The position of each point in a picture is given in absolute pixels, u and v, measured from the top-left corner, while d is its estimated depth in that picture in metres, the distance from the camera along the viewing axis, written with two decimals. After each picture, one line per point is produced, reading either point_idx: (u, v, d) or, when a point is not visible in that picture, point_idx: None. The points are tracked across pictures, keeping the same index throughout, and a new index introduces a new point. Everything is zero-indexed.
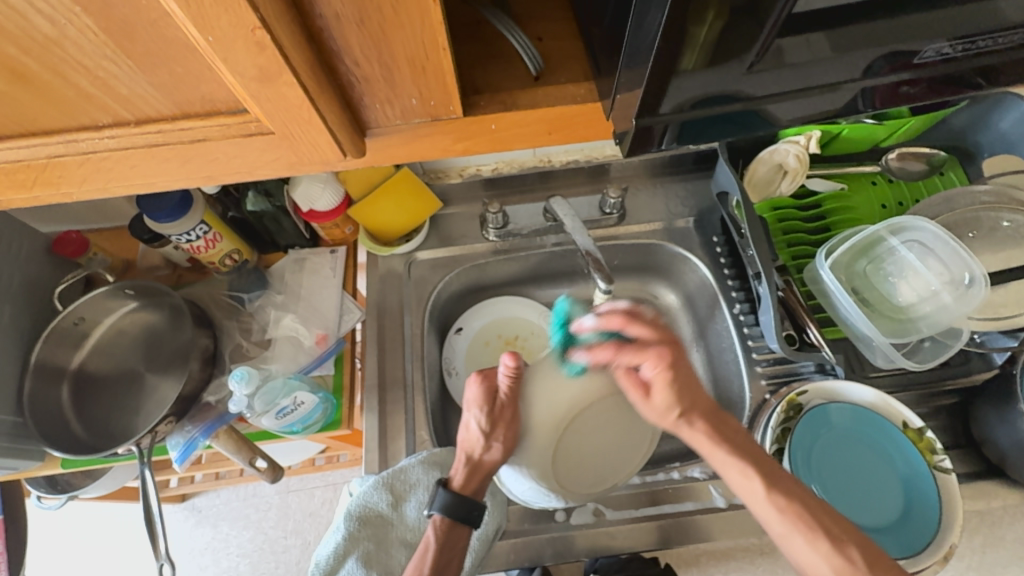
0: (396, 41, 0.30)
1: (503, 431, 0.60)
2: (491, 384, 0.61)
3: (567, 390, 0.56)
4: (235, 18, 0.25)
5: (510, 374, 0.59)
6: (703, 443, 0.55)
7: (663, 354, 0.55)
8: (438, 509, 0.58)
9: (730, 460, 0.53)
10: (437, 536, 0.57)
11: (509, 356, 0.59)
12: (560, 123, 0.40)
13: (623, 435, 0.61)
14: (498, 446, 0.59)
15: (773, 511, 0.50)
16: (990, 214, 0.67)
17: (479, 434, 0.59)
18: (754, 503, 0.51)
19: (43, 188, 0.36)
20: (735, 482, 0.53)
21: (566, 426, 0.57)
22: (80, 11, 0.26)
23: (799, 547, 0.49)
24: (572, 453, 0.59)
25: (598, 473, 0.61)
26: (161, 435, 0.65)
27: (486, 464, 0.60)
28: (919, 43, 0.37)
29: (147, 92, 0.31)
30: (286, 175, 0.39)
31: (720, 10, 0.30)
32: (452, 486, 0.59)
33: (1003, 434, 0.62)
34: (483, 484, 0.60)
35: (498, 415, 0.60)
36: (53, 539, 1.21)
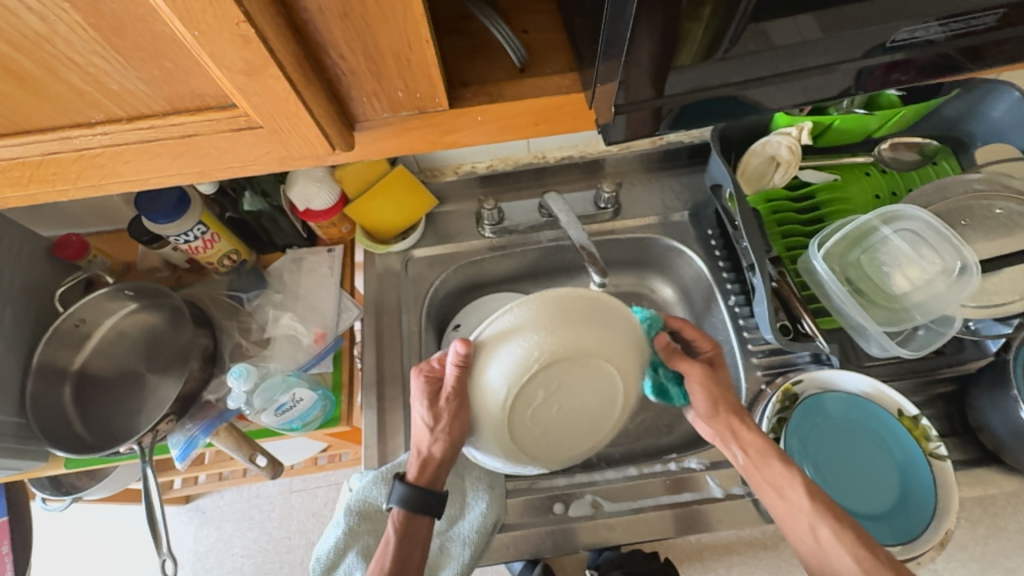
0: (380, 33, 0.30)
1: (448, 424, 0.56)
2: (433, 374, 0.58)
3: (511, 373, 0.50)
4: (219, 11, 0.26)
5: (457, 364, 0.51)
6: (733, 436, 0.59)
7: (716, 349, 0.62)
8: (396, 503, 0.57)
9: (767, 448, 0.57)
10: (396, 528, 0.57)
11: (460, 343, 0.51)
12: (547, 114, 0.40)
13: (591, 398, 0.55)
14: (444, 439, 0.56)
15: (807, 499, 0.53)
16: (983, 202, 0.67)
17: (424, 428, 0.57)
18: (789, 491, 0.54)
19: (38, 185, 0.37)
20: (766, 483, 0.56)
21: (521, 407, 0.53)
22: (69, 7, 0.26)
23: (825, 536, 0.51)
24: (537, 427, 0.55)
25: (570, 437, 0.58)
26: (163, 433, 0.66)
27: (437, 457, 0.58)
28: (903, 24, 0.37)
29: (137, 87, 0.32)
30: (277, 169, 0.40)
31: (715, 8, 0.32)
32: (408, 480, 0.58)
33: (999, 420, 0.62)
34: (437, 475, 0.59)
35: (440, 411, 0.56)
36: (59, 540, 1.22)
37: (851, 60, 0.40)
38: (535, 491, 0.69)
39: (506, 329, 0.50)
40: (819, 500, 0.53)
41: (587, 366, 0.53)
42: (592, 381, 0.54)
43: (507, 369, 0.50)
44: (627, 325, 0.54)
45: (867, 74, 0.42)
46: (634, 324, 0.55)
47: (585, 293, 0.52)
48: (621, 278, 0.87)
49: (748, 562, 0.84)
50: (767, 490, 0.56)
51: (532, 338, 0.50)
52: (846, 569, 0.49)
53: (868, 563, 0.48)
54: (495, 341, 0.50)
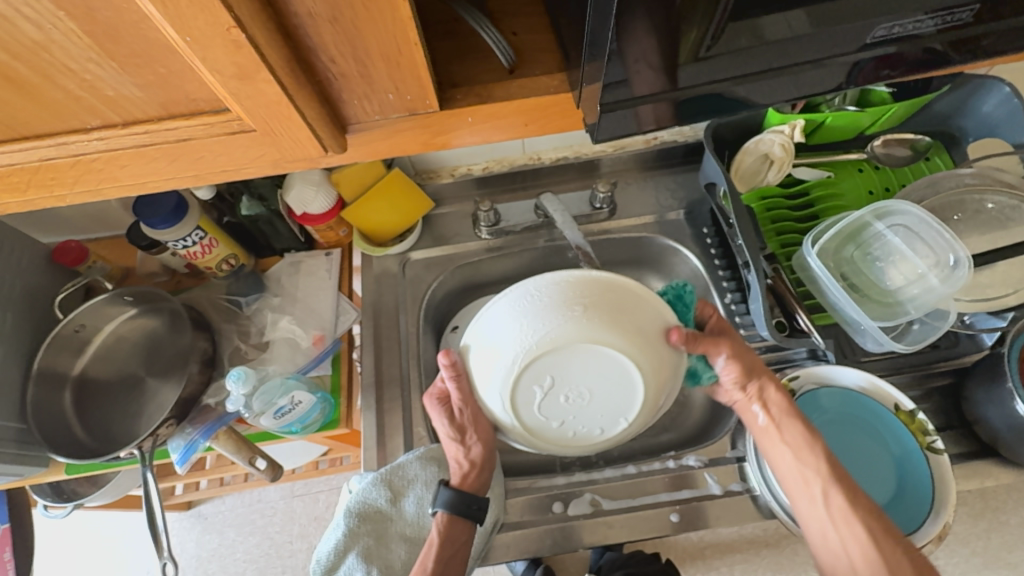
0: (369, 36, 0.31)
1: (474, 432, 0.59)
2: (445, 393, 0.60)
3: (495, 372, 0.50)
4: (211, 17, 0.26)
5: (450, 375, 0.54)
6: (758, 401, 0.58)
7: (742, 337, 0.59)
8: (442, 506, 0.59)
9: (790, 414, 0.57)
10: (440, 531, 0.58)
11: (443, 355, 0.54)
12: (536, 114, 0.41)
13: (601, 382, 0.50)
14: (477, 444, 0.60)
15: (824, 465, 0.54)
16: (975, 196, 0.68)
17: (454, 442, 0.60)
18: (807, 456, 0.55)
19: (36, 191, 0.37)
20: (782, 448, 0.57)
21: (520, 404, 0.51)
22: (64, 15, 0.27)
23: (836, 501, 0.53)
24: (555, 420, 0.52)
25: (609, 421, 0.52)
26: (163, 437, 0.66)
27: (476, 461, 0.60)
28: (892, 18, 0.37)
29: (132, 92, 0.32)
30: (271, 172, 0.40)
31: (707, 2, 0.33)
32: (453, 485, 0.60)
33: (994, 413, 0.62)
34: (482, 479, 0.61)
35: (461, 420, 0.59)
36: (61, 548, 1.22)
37: (844, 55, 0.40)
38: (536, 490, 0.69)
39: (482, 327, 0.51)
40: (836, 468, 0.54)
41: (576, 353, 0.48)
42: (595, 367, 0.49)
43: (492, 372, 0.50)
44: (607, 295, 0.48)
45: (858, 70, 0.42)
46: (620, 290, 0.49)
47: (546, 279, 0.50)
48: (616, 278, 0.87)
49: (750, 561, 0.83)
50: (785, 451, 0.56)
51: (505, 334, 0.49)
52: (856, 535, 0.51)
53: (878, 535, 0.51)
54: (478, 345, 0.52)
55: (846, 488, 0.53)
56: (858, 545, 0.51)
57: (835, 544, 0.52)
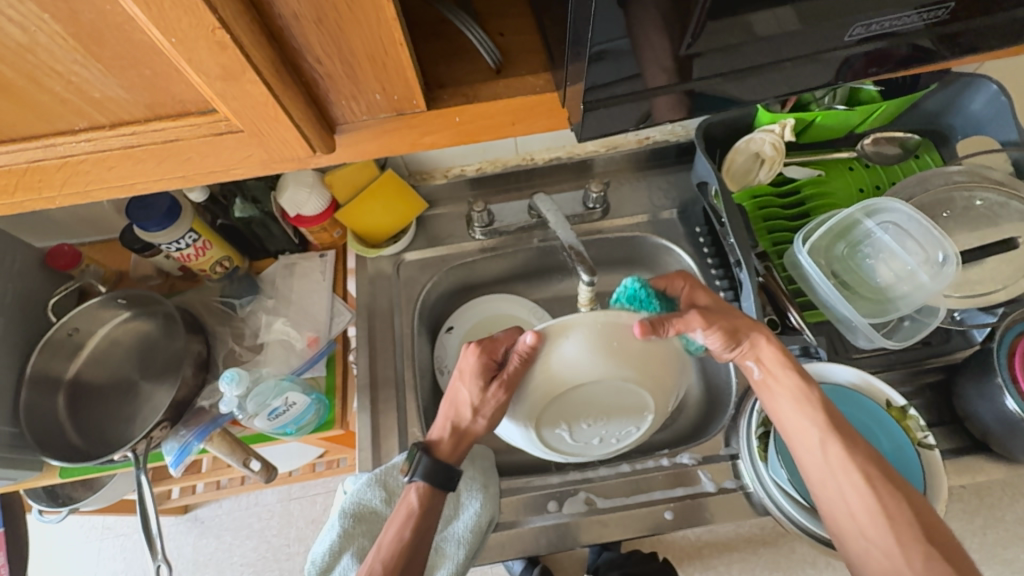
0: (354, 37, 0.31)
1: (491, 407, 0.58)
2: (491, 358, 0.59)
3: (536, 399, 0.55)
4: (195, 19, 0.27)
5: (523, 353, 0.52)
6: (752, 355, 0.58)
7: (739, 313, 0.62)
8: (420, 477, 0.58)
9: (785, 368, 0.57)
10: (419, 501, 0.58)
11: (532, 335, 0.51)
12: (523, 113, 0.41)
13: (603, 402, 0.57)
14: (483, 421, 0.59)
15: (820, 415, 0.54)
16: (964, 193, 0.68)
17: (467, 405, 0.59)
18: (802, 407, 0.55)
19: (24, 193, 0.37)
20: (781, 400, 0.57)
21: (547, 421, 0.58)
22: (49, 18, 0.27)
23: (835, 451, 0.53)
24: (592, 438, 0.62)
25: (614, 431, 0.62)
26: (157, 441, 0.67)
27: (469, 433, 0.60)
28: (881, 13, 0.38)
29: (118, 94, 0.33)
30: (261, 172, 0.40)
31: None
32: (434, 454, 0.60)
33: (985, 408, 0.62)
34: (464, 453, 0.61)
35: (489, 392, 0.57)
36: (56, 554, 1.22)
37: (834, 49, 0.41)
38: (531, 489, 0.69)
39: (528, 360, 0.54)
40: (832, 420, 0.54)
41: (609, 387, 0.54)
42: (620, 396, 0.56)
43: (533, 399, 0.55)
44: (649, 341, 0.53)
45: (846, 66, 0.43)
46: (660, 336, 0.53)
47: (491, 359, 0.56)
48: (609, 278, 0.87)
49: (747, 559, 0.83)
50: (782, 402, 0.56)
51: (551, 371, 0.53)
52: (853, 483, 0.51)
53: (877, 481, 0.51)
54: (523, 375, 0.55)
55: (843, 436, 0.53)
56: (858, 493, 0.51)
57: (833, 494, 0.52)
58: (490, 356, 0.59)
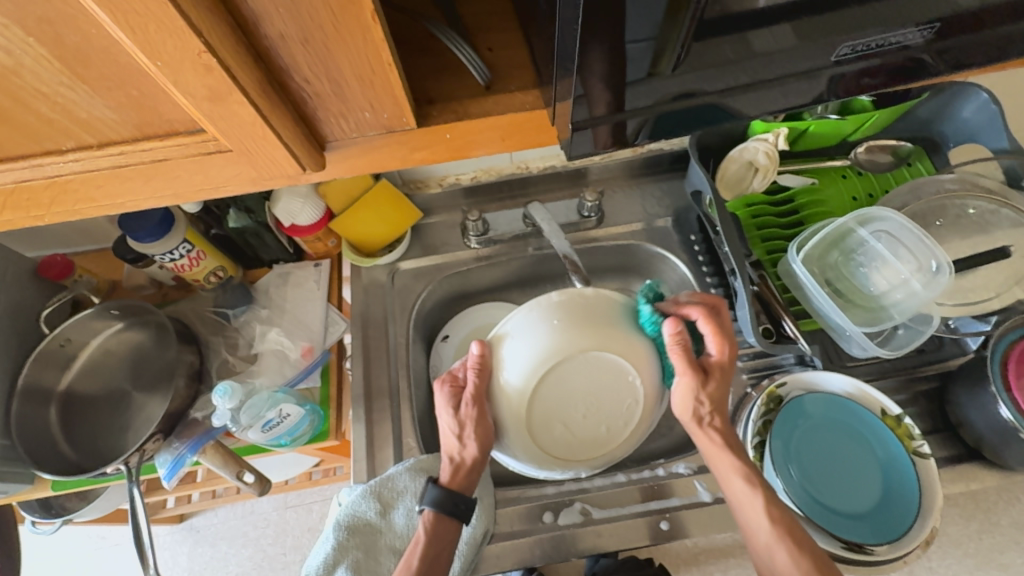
0: (341, 57, 0.31)
1: (474, 431, 0.57)
2: (457, 383, 0.60)
3: (514, 403, 0.54)
4: (180, 42, 0.26)
5: (475, 363, 0.55)
6: (714, 445, 0.57)
7: (734, 344, 0.58)
8: (428, 505, 0.58)
9: (735, 464, 0.56)
10: (427, 529, 0.58)
11: (476, 344, 0.56)
12: (514, 129, 0.41)
13: (581, 390, 0.55)
14: (471, 443, 0.58)
15: (766, 521, 0.54)
16: (956, 202, 0.68)
17: (453, 436, 0.58)
18: (750, 510, 0.55)
19: (12, 212, 0.37)
20: (736, 491, 0.56)
21: (543, 429, 0.56)
22: (34, 41, 0.27)
23: (781, 559, 0.52)
24: (604, 427, 0.57)
25: (625, 421, 0.58)
26: (150, 453, 0.66)
27: (467, 461, 0.59)
28: (872, 31, 0.38)
29: (106, 115, 0.33)
30: (251, 189, 0.40)
31: (689, 12, 0.33)
32: (441, 483, 0.60)
33: (978, 416, 0.62)
34: (470, 479, 0.59)
35: (463, 414, 0.57)
36: (50, 563, 1.21)
37: (827, 67, 0.41)
38: (527, 499, 0.69)
39: (489, 369, 0.56)
40: (780, 524, 0.53)
41: (575, 365, 0.54)
42: (595, 377, 0.55)
43: (510, 407, 0.55)
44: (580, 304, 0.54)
45: (836, 82, 0.43)
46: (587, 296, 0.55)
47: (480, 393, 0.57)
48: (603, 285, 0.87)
49: (744, 566, 0.83)
50: (735, 497, 0.56)
51: (512, 372, 0.54)
52: None
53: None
54: (490, 387, 0.56)
55: (797, 543, 0.52)
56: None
57: None
58: (454, 383, 0.60)
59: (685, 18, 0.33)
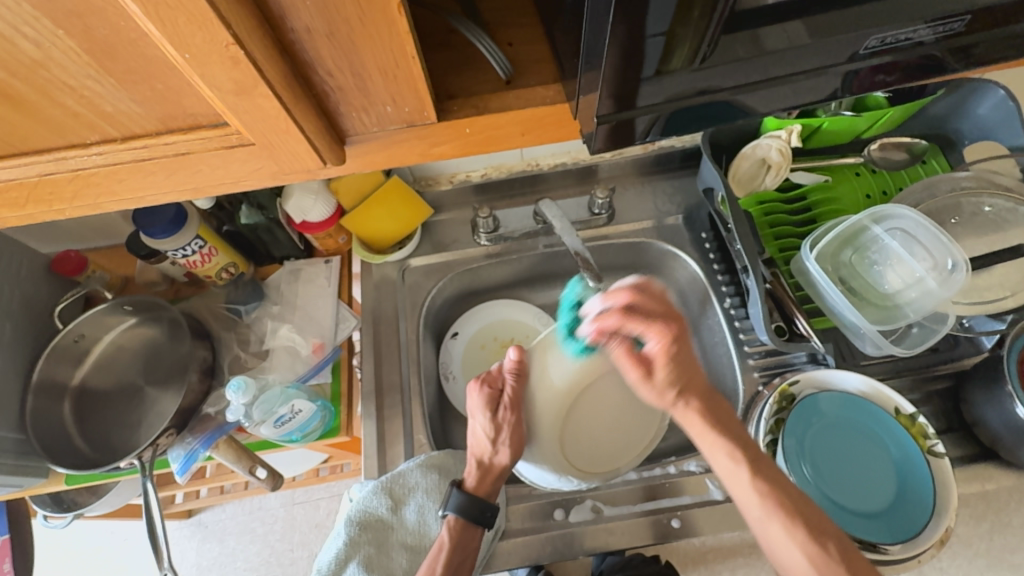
0: (365, 50, 0.31)
1: (507, 435, 0.64)
2: (494, 387, 0.66)
3: (547, 407, 0.61)
4: (209, 35, 0.26)
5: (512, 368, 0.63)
6: (696, 425, 0.54)
7: (671, 330, 0.52)
8: (453, 510, 0.63)
9: (719, 443, 0.53)
10: (450, 536, 0.62)
11: (515, 351, 0.63)
12: (533, 125, 0.41)
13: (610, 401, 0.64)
14: (505, 447, 0.64)
15: (754, 495, 0.51)
16: (972, 200, 0.68)
17: (486, 438, 0.65)
18: (736, 484, 0.53)
19: (35, 206, 0.38)
20: (721, 464, 0.54)
21: (573, 437, 0.63)
22: (63, 34, 0.27)
23: (774, 531, 0.50)
24: (622, 442, 0.66)
25: (639, 432, 0.67)
26: (163, 448, 0.67)
27: (496, 466, 0.65)
28: (897, 26, 0.38)
29: (130, 108, 0.33)
30: (270, 184, 0.40)
31: (702, 13, 0.32)
32: (466, 489, 0.64)
33: (994, 416, 0.62)
34: (496, 485, 0.65)
35: (500, 419, 0.64)
36: (60, 557, 1.22)
37: (848, 62, 0.40)
38: (536, 496, 0.69)
39: (525, 375, 0.63)
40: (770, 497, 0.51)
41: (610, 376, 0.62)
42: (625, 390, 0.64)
43: (547, 410, 0.61)
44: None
45: (857, 79, 0.43)
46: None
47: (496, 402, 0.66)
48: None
49: None
50: (719, 460, 0.54)
51: (547, 378, 0.61)
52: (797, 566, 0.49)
53: (819, 560, 0.48)
54: (523, 394, 0.63)
55: (805, 519, 0.50)
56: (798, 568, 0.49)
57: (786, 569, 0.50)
58: (489, 386, 0.65)
59: (711, 11, 0.33)
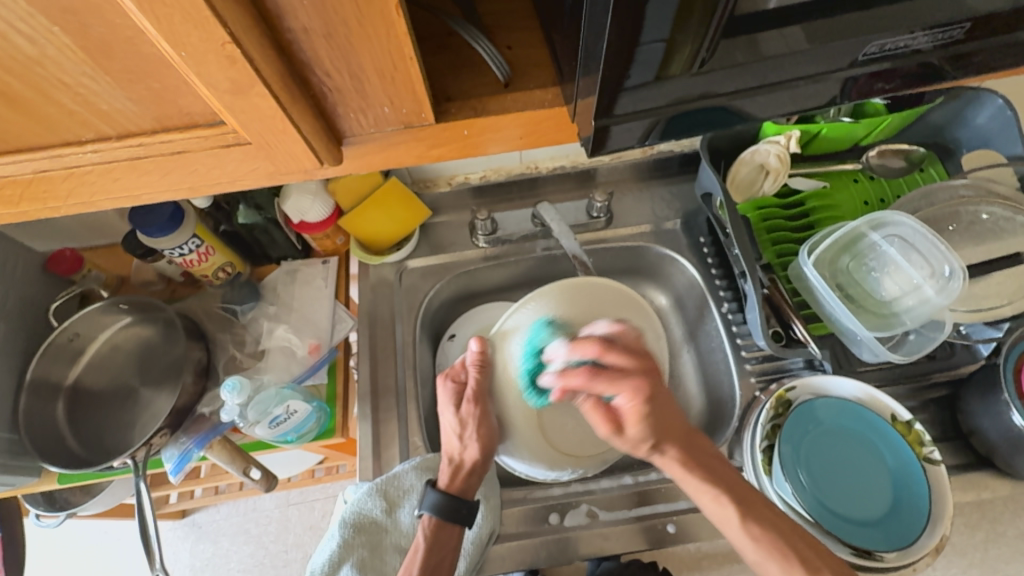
0: (364, 51, 0.31)
1: (475, 430, 0.63)
2: (459, 380, 0.65)
3: (516, 399, 0.62)
4: (205, 33, 0.26)
5: (476, 359, 0.62)
6: (676, 471, 0.55)
7: (639, 381, 0.54)
8: (428, 509, 0.62)
9: (702, 487, 0.54)
10: (426, 537, 0.61)
11: (476, 342, 0.62)
12: (532, 127, 0.41)
13: None
14: (474, 443, 0.62)
15: (748, 539, 0.51)
16: (970, 207, 0.68)
17: (453, 435, 0.63)
18: (728, 527, 0.52)
19: (30, 204, 0.37)
20: (709, 506, 0.53)
21: (552, 427, 0.63)
22: (59, 31, 0.27)
23: (773, 572, 0.49)
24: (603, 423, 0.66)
25: None
26: (156, 447, 0.66)
27: (467, 464, 0.63)
28: (896, 32, 0.38)
29: (127, 106, 0.33)
30: (267, 184, 0.40)
31: (699, 20, 0.33)
32: (440, 487, 0.63)
33: (991, 425, 0.61)
34: (469, 483, 0.63)
35: (466, 413, 0.63)
36: (53, 557, 1.21)
37: (848, 68, 0.40)
38: (532, 500, 0.69)
39: (489, 366, 0.63)
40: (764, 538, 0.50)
41: None
42: None
43: (516, 401, 0.62)
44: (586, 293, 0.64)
45: (857, 85, 0.43)
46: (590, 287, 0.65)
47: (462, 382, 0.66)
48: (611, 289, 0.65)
49: None
50: (704, 498, 0.54)
51: (511, 369, 0.62)
52: None
53: None
54: (490, 385, 0.63)
55: (797, 551, 0.49)
56: None
57: None
58: (455, 381, 0.65)
59: (711, 16, 0.33)
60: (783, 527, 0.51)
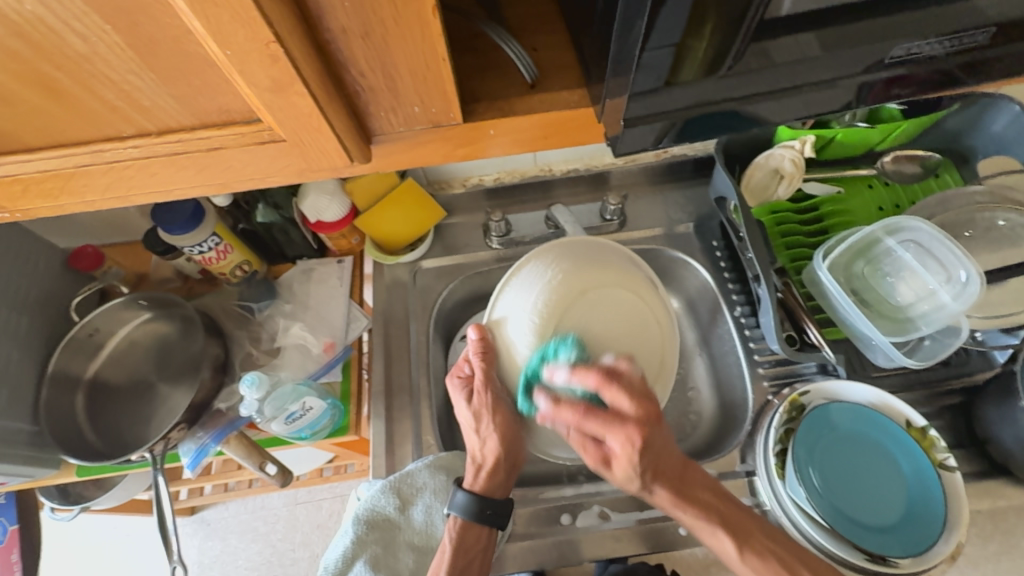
0: (398, 51, 0.32)
1: (491, 420, 0.60)
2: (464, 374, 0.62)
3: (533, 376, 0.58)
4: (251, 33, 0.27)
5: (476, 347, 0.59)
6: (665, 506, 0.56)
7: (634, 430, 0.52)
8: (456, 510, 0.60)
9: (695, 521, 0.55)
10: (454, 538, 0.59)
11: (474, 330, 0.60)
12: (555, 129, 0.42)
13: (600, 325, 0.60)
14: (492, 435, 0.59)
15: (747, 570, 0.53)
16: (986, 214, 0.68)
17: (471, 432, 0.60)
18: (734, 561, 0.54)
19: (68, 197, 0.39)
20: (705, 533, 0.55)
21: None
22: (110, 29, 0.28)
23: None
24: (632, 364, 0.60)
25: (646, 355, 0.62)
26: (174, 441, 0.67)
27: (490, 461, 0.61)
28: (916, 38, 0.38)
29: (167, 103, 0.34)
30: (295, 181, 0.41)
31: (716, 27, 0.33)
32: (468, 488, 0.61)
33: (1007, 432, 0.61)
34: (495, 480, 0.61)
35: (478, 404, 0.60)
36: (63, 550, 1.22)
37: (868, 73, 0.41)
38: (543, 501, 0.69)
39: (494, 354, 0.60)
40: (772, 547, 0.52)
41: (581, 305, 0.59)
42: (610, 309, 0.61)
43: (533, 379, 0.58)
44: (571, 250, 0.63)
45: (876, 92, 0.43)
46: (579, 245, 0.65)
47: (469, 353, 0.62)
48: (590, 248, 0.64)
49: None
50: (699, 523, 0.55)
51: (515, 349, 0.58)
52: None
53: None
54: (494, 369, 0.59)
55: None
56: None
57: None
58: (462, 378, 0.62)
59: (735, 23, 0.34)
60: (788, 556, 0.53)
